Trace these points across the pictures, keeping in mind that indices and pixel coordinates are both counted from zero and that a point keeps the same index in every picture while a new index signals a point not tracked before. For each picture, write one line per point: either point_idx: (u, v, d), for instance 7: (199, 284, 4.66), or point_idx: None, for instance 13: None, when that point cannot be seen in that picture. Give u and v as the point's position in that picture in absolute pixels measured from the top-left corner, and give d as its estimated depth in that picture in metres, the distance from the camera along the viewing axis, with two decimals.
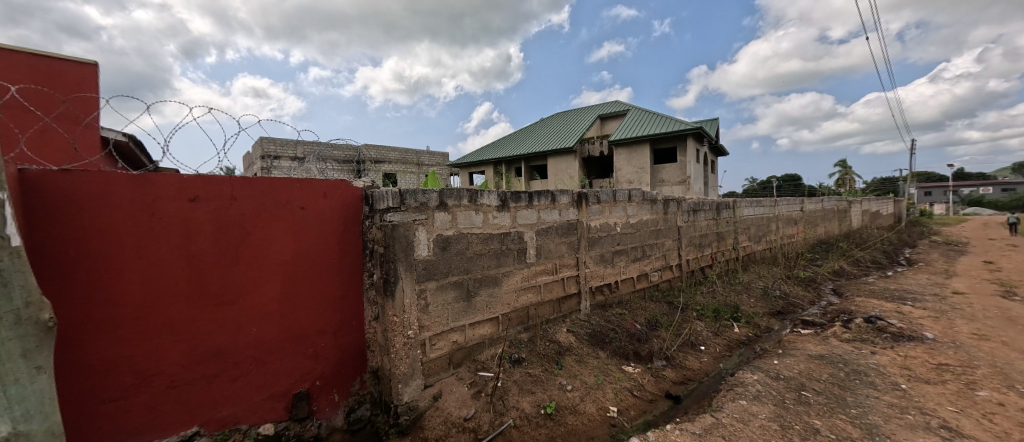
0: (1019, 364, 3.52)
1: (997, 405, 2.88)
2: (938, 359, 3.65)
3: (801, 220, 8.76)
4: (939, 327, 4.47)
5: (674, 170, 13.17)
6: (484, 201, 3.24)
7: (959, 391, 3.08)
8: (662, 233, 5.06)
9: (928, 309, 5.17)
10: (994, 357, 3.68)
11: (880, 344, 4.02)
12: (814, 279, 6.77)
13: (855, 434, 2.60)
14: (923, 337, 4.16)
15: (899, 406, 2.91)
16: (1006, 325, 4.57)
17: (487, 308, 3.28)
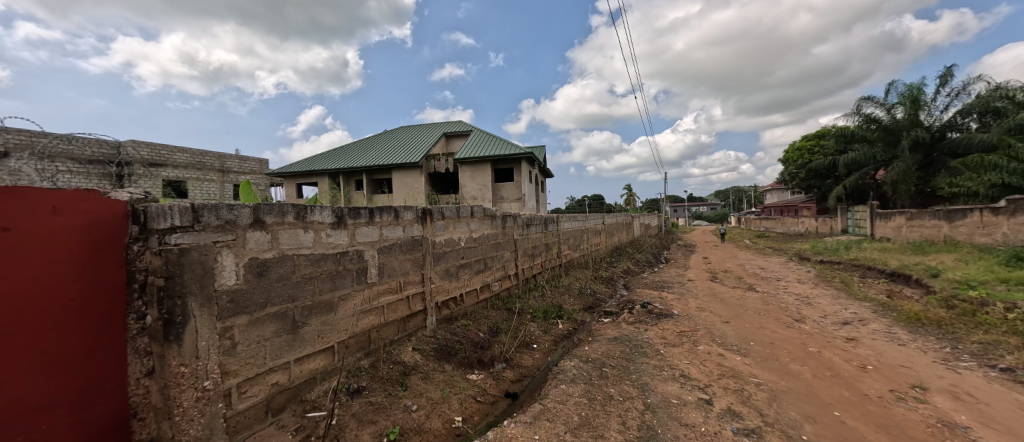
0: (717, 325, 5.26)
1: (708, 354, 4.22)
2: (680, 328, 5.10)
3: (603, 231, 10.92)
4: (681, 305, 6.28)
5: (512, 188, 14.51)
6: (316, 218, 2.86)
7: (690, 349, 4.38)
8: (501, 246, 5.47)
9: (676, 293, 7.18)
10: (706, 322, 5.37)
11: (650, 322, 5.34)
12: (613, 277, 8.52)
13: (634, 393, 3.36)
14: (672, 313, 5.74)
15: (659, 366, 3.92)
16: (714, 299, 6.77)
17: (318, 339, 2.86)
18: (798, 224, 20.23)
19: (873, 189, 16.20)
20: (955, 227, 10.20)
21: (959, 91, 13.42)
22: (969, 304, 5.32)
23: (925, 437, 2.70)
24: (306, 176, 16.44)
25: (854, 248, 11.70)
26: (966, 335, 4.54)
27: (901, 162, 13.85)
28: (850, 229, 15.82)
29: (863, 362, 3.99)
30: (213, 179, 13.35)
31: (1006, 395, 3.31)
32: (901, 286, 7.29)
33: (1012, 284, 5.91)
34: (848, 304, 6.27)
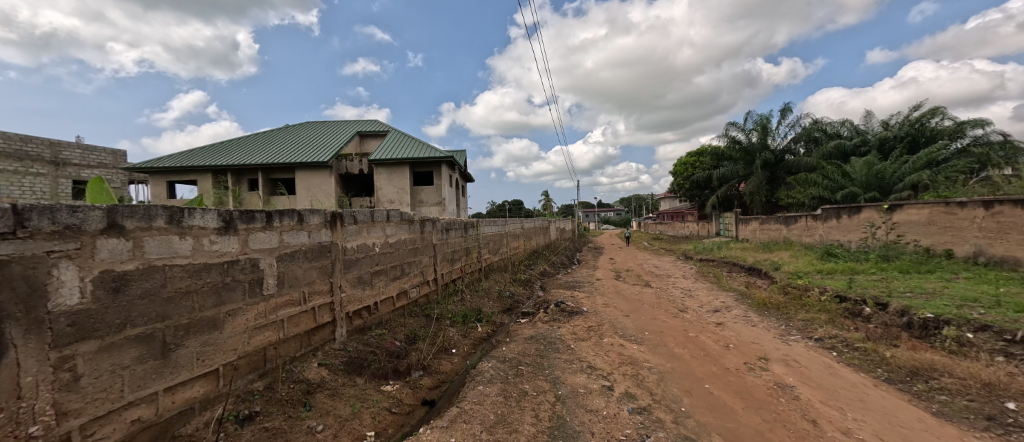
0: (619, 319, 5.77)
1: (611, 345, 4.61)
2: (588, 323, 5.49)
3: (522, 235, 11.25)
4: (590, 302, 6.76)
5: (431, 192, 14.21)
6: (197, 222, 2.49)
7: (597, 342, 4.74)
8: (419, 251, 5.32)
9: (586, 292, 7.69)
10: (610, 317, 5.84)
11: (563, 320, 5.65)
12: (530, 279, 8.81)
13: (546, 387, 3.51)
14: (582, 311, 6.14)
15: (570, 360, 4.16)
16: (617, 296, 7.41)
17: (197, 362, 2.47)
18: (685, 228, 23.16)
19: (737, 199, 18.79)
20: (792, 229, 12.40)
21: (794, 122, 16.61)
22: (797, 290, 6.62)
23: (766, 397, 3.30)
24: (182, 174, 14.11)
25: (723, 248, 13.76)
26: (795, 314, 5.63)
27: (756, 176, 16.79)
28: (721, 233, 18.53)
29: (727, 342, 4.71)
30: (42, 173, 10.78)
31: (819, 359, 4.17)
32: (754, 278, 8.77)
33: (824, 273, 7.48)
34: (718, 294, 7.36)
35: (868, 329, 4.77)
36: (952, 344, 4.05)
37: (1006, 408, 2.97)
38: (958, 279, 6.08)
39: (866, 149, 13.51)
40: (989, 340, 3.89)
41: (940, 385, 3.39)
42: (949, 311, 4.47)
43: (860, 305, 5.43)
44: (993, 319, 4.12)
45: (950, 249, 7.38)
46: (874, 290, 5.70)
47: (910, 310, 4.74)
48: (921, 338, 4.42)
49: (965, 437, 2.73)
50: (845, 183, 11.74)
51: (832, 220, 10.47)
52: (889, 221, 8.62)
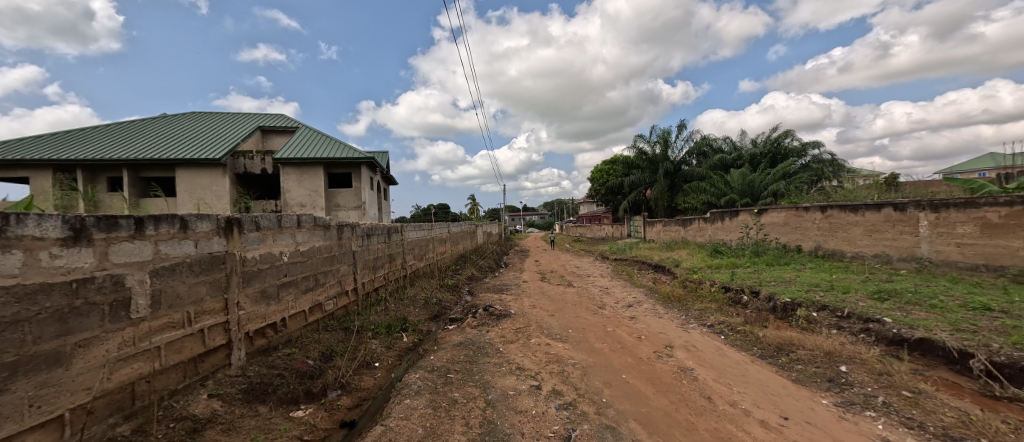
0: (544, 319, 5.96)
1: (538, 345, 4.73)
2: (515, 325, 5.58)
3: (449, 240, 11.06)
4: (517, 305, 6.88)
5: (349, 195, 13.36)
6: (30, 232, 2.02)
7: (525, 343, 4.83)
8: (336, 259, 4.93)
9: (513, 294, 7.82)
10: (536, 317, 6.01)
11: (491, 323, 5.66)
12: (457, 284, 8.69)
13: (476, 393, 3.48)
14: (510, 313, 6.22)
15: (499, 363, 4.18)
16: (542, 297, 7.66)
17: (29, 411, 1.99)
18: (602, 230, 24.85)
19: (645, 203, 20.67)
20: (688, 230, 14.01)
21: (688, 137, 18.74)
22: (694, 283, 7.49)
23: (673, 381, 3.66)
24: (11, 167, 11.37)
25: (634, 248, 15.03)
26: (692, 305, 6.35)
27: (659, 184, 18.66)
28: (632, 234, 20.28)
29: (639, 334, 5.13)
30: None
31: (711, 343, 4.74)
32: (658, 274, 9.73)
33: (713, 268, 8.57)
34: (630, 291, 8.01)
35: (746, 314, 5.57)
36: (804, 322, 4.91)
37: (841, 371, 3.68)
38: (807, 269, 7.41)
39: (740, 162, 15.77)
40: (827, 317, 4.79)
41: (797, 356, 4.08)
42: (800, 295, 5.42)
43: (740, 294, 6.32)
44: (829, 300, 5.08)
45: (799, 244, 8.93)
46: (750, 281, 6.68)
47: (775, 296, 5.65)
48: (782, 318, 5.29)
49: (816, 398, 3.31)
50: (726, 190, 13.61)
51: (718, 221, 12.08)
52: (758, 223, 10.24)
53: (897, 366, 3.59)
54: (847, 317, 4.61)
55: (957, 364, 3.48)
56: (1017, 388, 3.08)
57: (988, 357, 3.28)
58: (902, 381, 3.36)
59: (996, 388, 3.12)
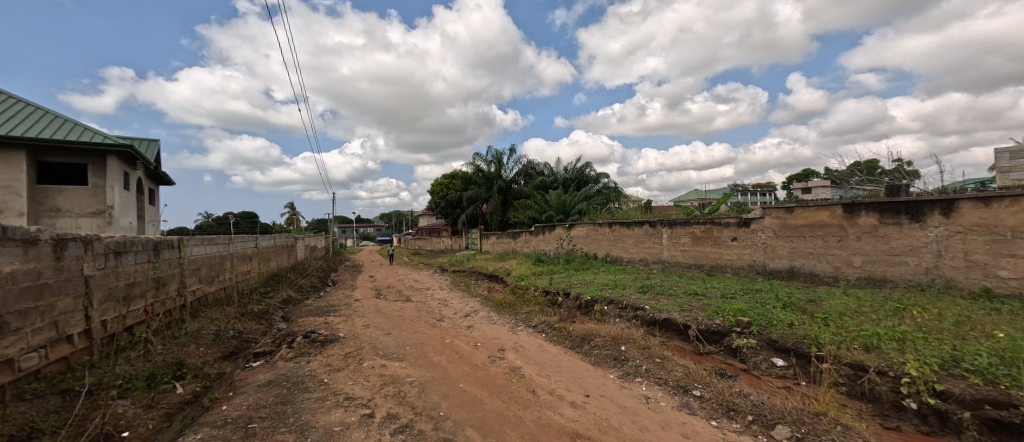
0: (379, 339, 5.55)
1: (370, 368, 4.35)
2: (344, 350, 5.03)
3: (255, 256, 9.14)
4: (346, 327, 6.22)
5: (83, 197, 9.69)
6: None
7: (354, 368, 4.38)
8: (48, 290, 3.36)
9: (341, 316, 7.03)
10: (369, 337, 5.57)
11: (313, 352, 4.94)
12: (267, 311, 7.24)
13: (291, 438, 2.93)
14: (337, 337, 5.57)
15: (321, 397, 3.65)
16: (376, 315, 7.16)
17: None
18: (441, 242, 25.08)
19: (481, 217, 21.85)
20: (517, 242, 15.44)
21: (518, 159, 20.70)
22: (522, 289, 8.24)
23: (503, 381, 3.91)
24: None
25: (471, 259, 15.69)
26: (520, 309, 6.98)
27: (493, 199, 20.00)
28: (470, 246, 21.57)
29: (475, 341, 5.32)
30: None
31: (534, 341, 5.30)
32: (491, 283, 10.40)
33: (536, 274, 9.65)
34: (467, 301, 8.28)
35: (560, 313, 6.44)
36: (598, 315, 5.99)
37: (621, 349, 4.60)
38: (602, 272, 9.11)
39: (557, 185, 18.27)
40: (613, 308, 5.97)
41: (595, 342, 4.92)
42: (596, 293, 6.63)
43: (556, 296, 7.27)
44: (615, 295, 6.36)
45: (596, 251, 10.94)
46: (564, 284, 7.77)
47: (580, 295, 6.72)
48: (585, 313, 6.33)
49: (607, 374, 4.08)
50: (545, 206, 15.62)
51: (541, 234, 13.74)
52: (569, 236, 12.10)
53: (652, 341, 4.73)
54: (625, 307, 5.84)
55: (682, 334, 4.83)
56: (709, 345, 4.47)
57: (698, 326, 4.66)
58: (655, 350, 4.43)
59: (700, 347, 4.49)
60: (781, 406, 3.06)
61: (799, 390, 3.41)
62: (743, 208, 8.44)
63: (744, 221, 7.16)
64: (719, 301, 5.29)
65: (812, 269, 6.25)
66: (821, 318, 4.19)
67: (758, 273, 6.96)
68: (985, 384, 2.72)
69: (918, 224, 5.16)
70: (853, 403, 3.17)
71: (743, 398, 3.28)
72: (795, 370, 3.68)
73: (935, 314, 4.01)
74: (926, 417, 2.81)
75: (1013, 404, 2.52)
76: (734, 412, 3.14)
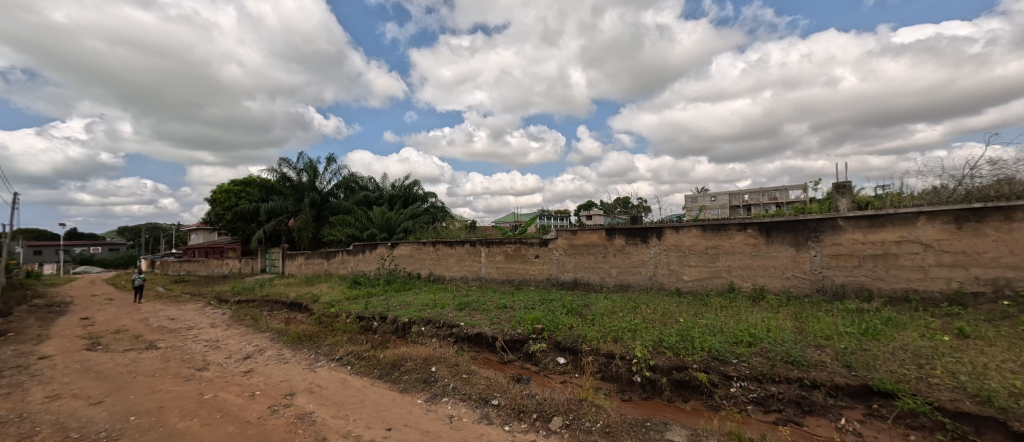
0: (79, 413, 3.85)
1: None
2: None
3: None
4: (8, 405, 4.07)
5: None
6: None
7: None
8: None
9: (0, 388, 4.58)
10: (58, 415, 3.81)
11: None
12: None
13: None
14: None
15: None
16: (80, 376, 4.99)
17: None
18: (220, 265, 20.02)
19: (284, 233, 18.61)
20: (330, 262, 13.80)
21: (337, 170, 18.61)
22: (330, 318, 7.29)
23: (285, 434, 3.29)
24: None
25: (266, 285, 13.06)
26: (323, 340, 6.13)
27: (303, 214, 17.24)
28: (268, 269, 18.05)
29: (252, 390, 4.35)
30: None
31: (337, 376, 4.74)
32: (293, 313, 8.86)
33: (350, 299, 8.74)
34: (251, 338, 6.76)
35: (372, 339, 5.99)
36: (415, 336, 5.84)
37: (431, 371, 4.53)
38: (422, 291, 8.97)
39: (382, 202, 17.24)
40: (430, 328, 5.93)
41: (405, 368, 4.70)
42: (414, 314, 6.46)
43: (371, 321, 6.74)
44: (432, 315, 6.34)
45: (419, 271, 10.78)
46: (381, 308, 7.27)
47: (398, 318, 6.42)
48: (401, 337, 6.08)
49: (415, 400, 3.96)
50: (368, 224, 14.53)
51: (359, 254, 12.66)
52: (391, 255, 11.56)
53: (462, 357, 4.88)
54: (441, 326, 5.89)
55: (490, 346, 5.17)
56: (511, 353, 4.93)
57: (503, 337, 5.08)
58: (463, 367, 4.54)
59: (504, 357, 4.90)
60: (557, 400, 3.56)
61: (572, 382, 4.10)
62: (546, 229, 9.83)
63: (545, 240, 8.34)
64: (522, 312, 5.92)
65: (587, 280, 7.75)
66: (590, 319, 5.20)
67: (553, 285, 8.17)
68: (673, 356, 3.87)
69: (646, 244, 7.08)
70: (605, 384, 4.00)
71: (531, 398, 3.67)
72: (571, 364, 4.40)
73: (653, 309, 5.53)
74: (644, 386, 3.78)
75: (685, 367, 3.67)
76: (523, 413, 3.49)
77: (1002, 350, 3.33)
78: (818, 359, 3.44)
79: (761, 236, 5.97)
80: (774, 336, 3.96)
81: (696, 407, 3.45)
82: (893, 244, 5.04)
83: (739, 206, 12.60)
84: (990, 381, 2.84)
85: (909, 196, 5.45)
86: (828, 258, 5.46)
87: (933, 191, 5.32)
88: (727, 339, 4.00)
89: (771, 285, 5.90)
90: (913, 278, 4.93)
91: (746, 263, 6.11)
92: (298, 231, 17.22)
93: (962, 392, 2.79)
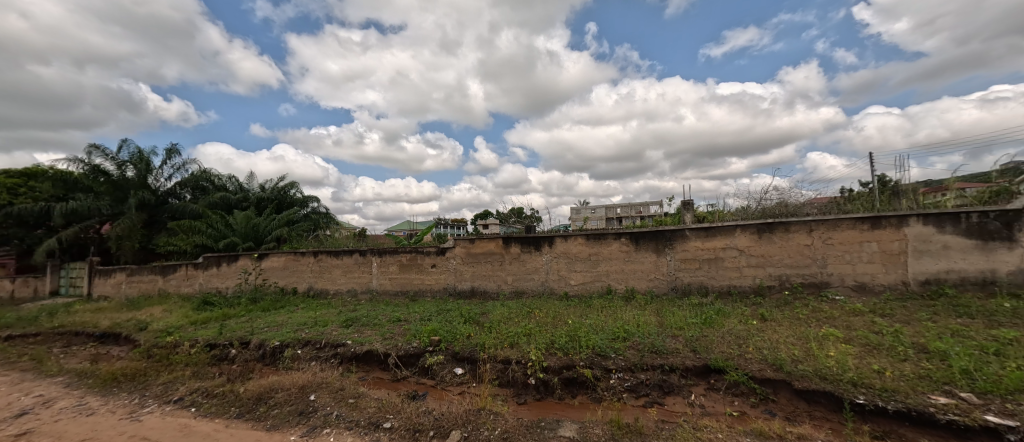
0: None
1: None
2: None
3: None
4: None
5: None
6: None
7: None
8: None
9: None
10: None
11: None
12: None
13: None
14: None
15: None
16: None
17: None
18: None
19: (94, 243, 14.51)
20: (168, 280, 11.35)
21: (180, 165, 15.35)
22: (164, 349, 5.95)
23: None
24: None
25: (66, 313, 10.04)
26: (156, 378, 4.98)
27: (127, 217, 13.59)
28: (63, 291, 13.96)
29: None
30: None
31: (175, 424, 3.88)
32: (109, 347, 6.97)
33: (198, 323, 7.27)
34: (32, 388, 5.09)
35: (229, 370, 5.08)
36: (289, 361, 5.14)
37: (310, 400, 4.04)
38: (297, 310, 7.97)
39: (245, 205, 14.79)
40: (308, 351, 5.31)
41: (274, 401, 4.08)
42: (286, 336, 5.70)
43: (227, 348, 5.72)
44: (311, 335, 5.70)
45: (294, 286, 9.60)
46: (241, 332, 6.24)
47: (265, 342, 5.59)
48: (270, 364, 5.30)
49: (287, 437, 3.48)
50: (227, 233, 12.33)
51: (211, 268, 10.70)
52: (258, 268, 10.04)
53: (348, 380, 4.48)
54: (323, 347, 5.33)
55: (382, 364, 4.86)
56: (405, 369, 4.70)
57: (396, 353, 4.83)
58: (349, 391, 4.17)
59: (397, 374, 4.65)
60: (455, 413, 3.52)
61: (470, 393, 4.09)
62: (443, 238, 9.69)
63: (442, 249, 8.19)
64: (417, 325, 5.71)
65: (484, 288, 7.87)
66: (487, 327, 5.27)
67: (450, 295, 8.08)
68: (563, 355, 4.18)
69: (538, 252, 7.50)
70: (502, 390, 4.08)
71: (427, 415, 3.55)
72: (467, 374, 4.39)
73: (545, 313, 5.88)
74: (538, 388, 3.97)
75: (574, 365, 3.99)
76: (419, 432, 3.35)
77: (788, 328, 4.41)
78: (674, 347, 4.08)
79: (631, 244, 6.84)
80: (642, 330, 4.56)
81: (583, 401, 3.76)
82: (721, 250, 6.27)
83: (614, 217, 14.23)
84: (782, 351, 3.73)
85: (729, 212, 6.89)
86: (680, 261, 6.52)
87: (744, 209, 6.82)
88: (607, 336, 4.47)
89: (639, 286, 6.79)
90: (733, 276, 6.21)
91: (620, 268, 6.93)
92: (118, 239, 13.51)
93: (767, 362, 3.60)
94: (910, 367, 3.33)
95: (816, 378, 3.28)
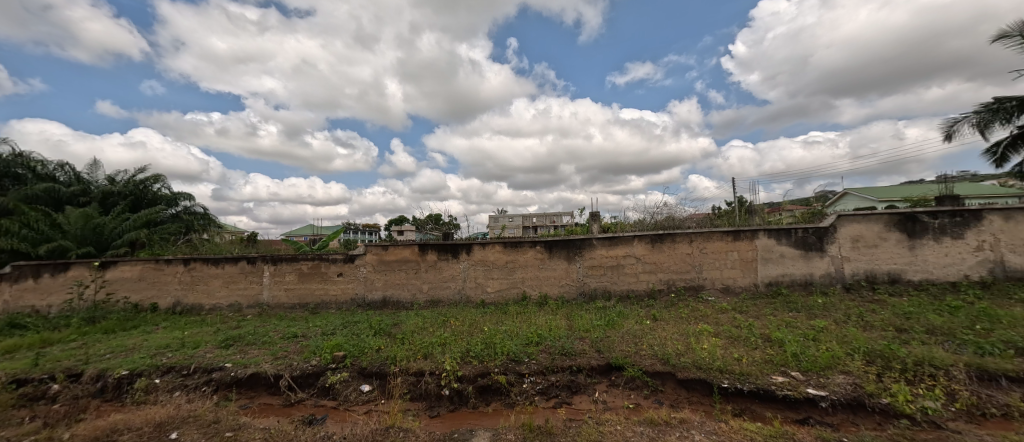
0: None
1: None
2: None
3: None
4: None
5: None
6: None
7: None
8: None
9: None
10: None
11: None
12: None
13: None
14: None
15: None
16: None
17: None
18: None
19: None
20: None
21: None
22: None
23: None
24: None
25: None
26: None
27: None
28: None
29: None
30: None
31: None
32: None
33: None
34: None
35: (47, 413, 3.97)
36: (141, 394, 4.30)
37: (171, 438, 3.41)
38: (156, 330, 6.70)
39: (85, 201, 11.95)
40: (172, 379, 4.53)
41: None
42: (140, 363, 4.79)
43: (45, 384, 4.56)
44: (176, 360, 4.88)
45: (154, 302, 8.13)
46: (68, 361, 5.03)
47: (106, 373, 4.61)
48: (113, 400, 4.38)
49: None
50: (57, 236, 9.80)
51: (26, 280, 8.47)
52: (100, 279, 8.23)
53: (224, 411, 3.90)
54: (193, 373, 4.60)
55: (272, 387, 4.36)
56: (301, 392, 4.26)
57: (291, 374, 4.37)
58: (226, 423, 3.63)
59: (291, 397, 4.19)
60: (360, 434, 3.29)
61: (377, 411, 3.86)
62: (350, 246, 9.04)
63: (350, 257, 7.65)
64: (318, 340, 5.24)
65: (397, 298, 7.53)
66: (399, 338, 5.06)
67: (359, 306, 7.57)
68: (478, 363, 4.19)
69: (456, 259, 7.43)
70: (414, 405, 3.93)
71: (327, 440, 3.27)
72: (374, 391, 4.15)
73: (461, 321, 5.84)
74: (452, 398, 3.91)
75: (488, 373, 4.03)
76: None
77: (673, 326, 5.01)
78: (581, 348, 4.35)
79: (544, 252, 7.16)
80: (553, 334, 4.78)
81: (497, 408, 3.79)
82: (621, 259, 6.89)
83: (530, 226, 14.72)
84: (669, 347, 4.22)
85: (629, 224, 7.63)
86: (588, 268, 7.01)
87: (641, 221, 7.61)
88: (520, 342, 4.59)
89: (552, 292, 7.12)
90: (631, 281, 6.87)
91: (534, 274, 7.20)
92: None
93: (658, 357, 4.04)
94: (760, 354, 4.02)
95: (694, 368, 3.78)
